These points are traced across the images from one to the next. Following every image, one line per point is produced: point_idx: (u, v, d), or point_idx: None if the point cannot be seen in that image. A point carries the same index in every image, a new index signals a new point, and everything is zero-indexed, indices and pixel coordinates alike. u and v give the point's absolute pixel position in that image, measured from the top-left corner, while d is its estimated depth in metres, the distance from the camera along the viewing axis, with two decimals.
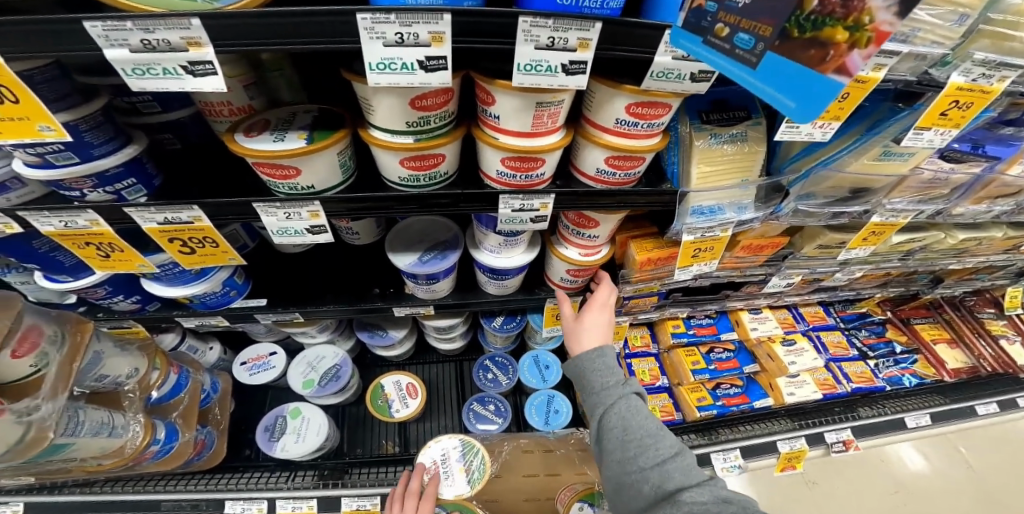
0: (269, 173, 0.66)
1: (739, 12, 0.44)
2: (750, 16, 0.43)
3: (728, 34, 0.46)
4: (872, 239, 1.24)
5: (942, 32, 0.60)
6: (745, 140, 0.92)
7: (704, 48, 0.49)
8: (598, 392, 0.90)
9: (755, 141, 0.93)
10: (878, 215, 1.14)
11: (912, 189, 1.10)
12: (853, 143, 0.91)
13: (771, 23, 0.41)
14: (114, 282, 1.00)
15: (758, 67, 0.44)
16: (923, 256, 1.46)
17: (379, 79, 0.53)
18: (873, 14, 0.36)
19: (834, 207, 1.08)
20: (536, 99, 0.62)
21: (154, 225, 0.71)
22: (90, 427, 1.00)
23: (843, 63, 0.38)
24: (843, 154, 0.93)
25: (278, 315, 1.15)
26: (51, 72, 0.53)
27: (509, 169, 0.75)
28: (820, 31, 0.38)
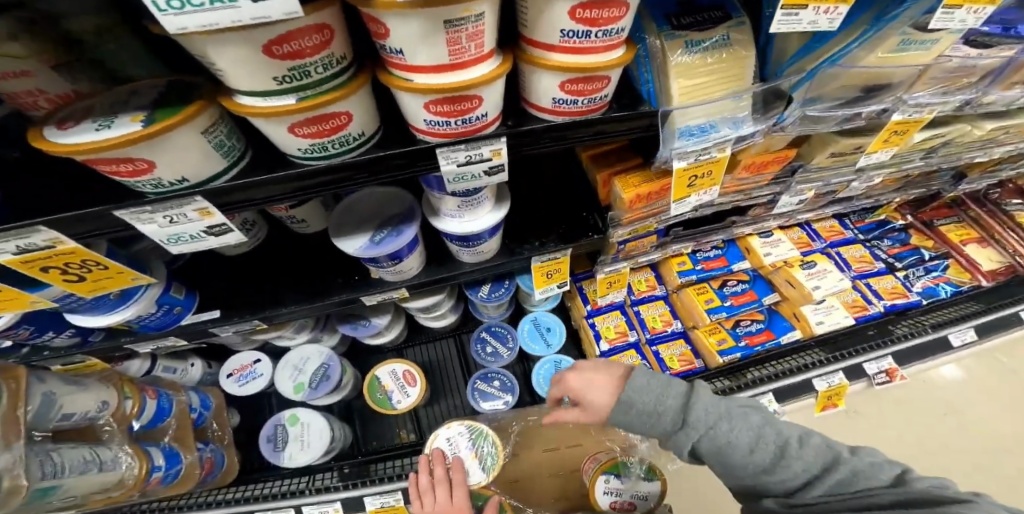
0: (115, 172, 0.49)
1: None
2: None
3: None
4: (894, 139, 1.01)
5: None
6: (728, 45, 0.73)
7: None
8: None
9: (742, 44, 0.74)
10: (900, 113, 0.92)
11: (938, 80, 0.87)
12: (864, 34, 0.70)
13: None
14: (36, 319, 0.82)
15: None
16: (948, 150, 1.25)
17: (180, 22, 0.35)
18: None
19: (846, 109, 0.85)
20: (441, 16, 0.44)
21: (10, 256, 0.54)
22: (74, 467, 0.87)
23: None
24: (852, 47, 0.72)
25: (236, 325, 0.99)
26: None
27: (438, 117, 0.58)
28: None
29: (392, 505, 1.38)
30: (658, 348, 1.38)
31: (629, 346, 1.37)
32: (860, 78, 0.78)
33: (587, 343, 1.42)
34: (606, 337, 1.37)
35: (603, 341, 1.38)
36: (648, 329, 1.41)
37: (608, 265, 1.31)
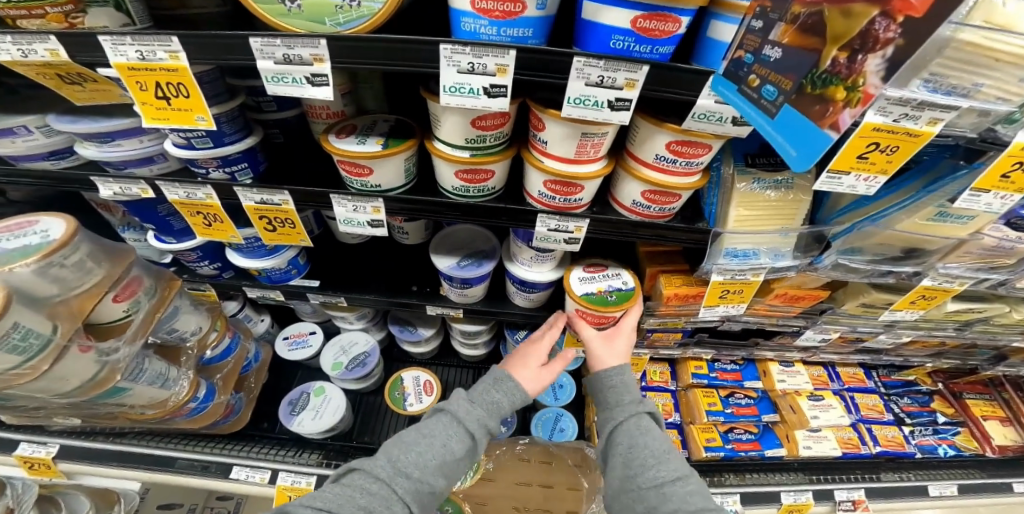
0: (348, 170, 0.78)
1: (772, 65, 0.44)
2: (778, 70, 0.44)
3: (758, 84, 0.46)
4: (921, 303, 0.97)
5: (1013, 88, 0.50)
6: (789, 189, 0.79)
7: (735, 96, 0.49)
8: (613, 408, 0.95)
9: (802, 190, 0.80)
10: (929, 278, 0.89)
11: (976, 255, 0.83)
12: (905, 200, 0.73)
13: (793, 79, 0.43)
14: (207, 248, 1.07)
15: (775, 117, 0.45)
16: (984, 327, 1.15)
17: (450, 100, 0.62)
18: (867, 78, 0.39)
19: (884, 265, 0.86)
20: (581, 129, 0.66)
21: (252, 203, 0.82)
22: (150, 376, 0.98)
23: (837, 120, 0.41)
24: (893, 211, 0.75)
25: (326, 298, 1.19)
26: (213, 74, 0.66)
27: (550, 191, 0.79)
28: (827, 90, 0.41)
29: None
30: None
31: None
32: (897, 239, 0.80)
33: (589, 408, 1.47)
34: None
35: None
36: None
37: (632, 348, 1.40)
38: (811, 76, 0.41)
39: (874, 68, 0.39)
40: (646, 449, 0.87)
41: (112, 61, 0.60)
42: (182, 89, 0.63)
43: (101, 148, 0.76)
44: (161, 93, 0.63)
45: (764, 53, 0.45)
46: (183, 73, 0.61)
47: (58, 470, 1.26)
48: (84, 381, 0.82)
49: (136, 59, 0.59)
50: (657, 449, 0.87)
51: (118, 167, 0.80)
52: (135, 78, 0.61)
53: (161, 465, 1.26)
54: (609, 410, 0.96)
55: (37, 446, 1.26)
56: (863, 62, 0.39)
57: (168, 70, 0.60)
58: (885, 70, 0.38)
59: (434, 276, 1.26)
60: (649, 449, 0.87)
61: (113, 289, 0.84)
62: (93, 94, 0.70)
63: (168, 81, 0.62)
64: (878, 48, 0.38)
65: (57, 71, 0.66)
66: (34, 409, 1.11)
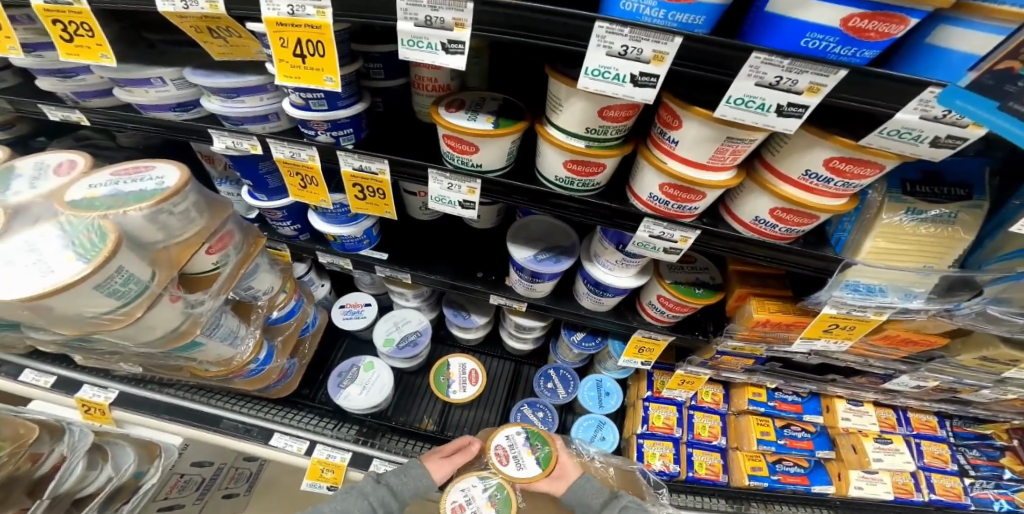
0: (451, 146, 0.73)
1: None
2: None
3: None
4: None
5: None
6: (951, 222, 0.69)
7: (1001, 117, 0.36)
8: None
9: (964, 226, 0.69)
10: None
11: None
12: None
13: None
14: (292, 209, 1.05)
15: None
16: None
17: (589, 84, 0.55)
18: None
19: None
20: (727, 132, 0.59)
21: (350, 169, 0.78)
22: (223, 332, 0.98)
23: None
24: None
25: (392, 272, 1.17)
26: (343, 36, 0.61)
27: (664, 195, 0.72)
28: None
29: None
30: (694, 451, 1.37)
31: (668, 438, 1.37)
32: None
33: (631, 419, 1.44)
34: (651, 422, 1.38)
35: (647, 425, 1.38)
36: (693, 432, 1.39)
37: (693, 366, 1.33)
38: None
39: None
40: None
41: (263, 15, 0.56)
42: (318, 48, 0.58)
43: (224, 103, 0.73)
44: (299, 50, 0.59)
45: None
46: (324, 31, 0.56)
47: (111, 417, 1.30)
48: (167, 331, 0.81)
49: (287, 14, 0.56)
50: None
51: (234, 122, 0.78)
52: (279, 33, 0.57)
53: (205, 423, 1.29)
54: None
55: (98, 391, 1.31)
56: None
57: (312, 27, 0.56)
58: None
59: (502, 266, 1.21)
60: None
61: (209, 241, 0.83)
62: (231, 48, 0.67)
63: (308, 38, 0.57)
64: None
65: (207, 24, 0.63)
66: (108, 354, 1.15)
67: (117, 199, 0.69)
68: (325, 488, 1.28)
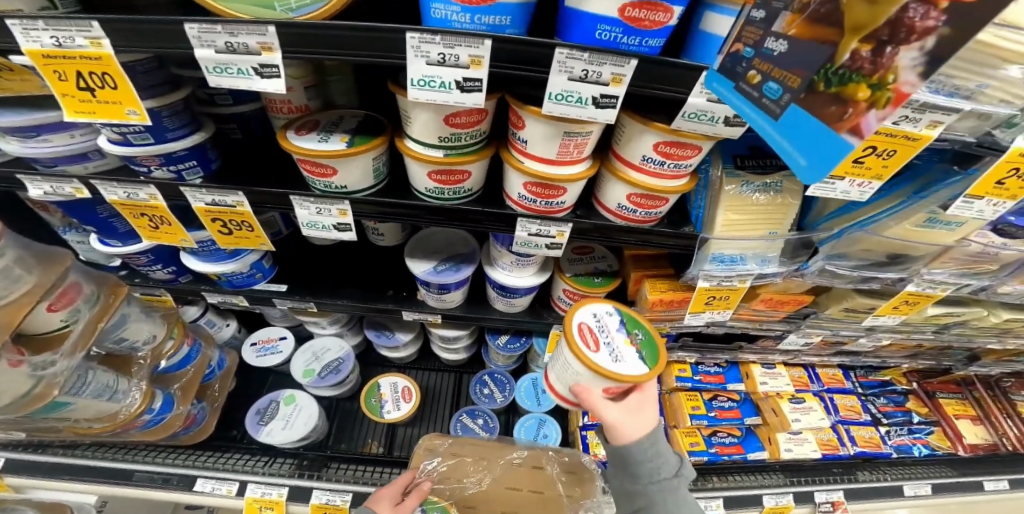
0: (310, 170, 0.71)
1: (776, 60, 0.39)
2: (784, 67, 0.38)
3: (759, 81, 0.41)
4: (904, 308, 0.96)
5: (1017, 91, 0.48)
6: (778, 192, 0.76)
7: (732, 94, 0.44)
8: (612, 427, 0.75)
9: (789, 194, 0.77)
10: (914, 284, 0.87)
11: (960, 260, 0.81)
12: (897, 206, 0.71)
13: (802, 74, 0.36)
14: (158, 251, 0.99)
15: (779, 119, 0.38)
16: (962, 330, 1.16)
17: (419, 94, 0.56)
18: (898, 74, 0.35)
19: (866, 271, 0.83)
20: (564, 128, 0.62)
21: (202, 205, 0.75)
22: (95, 389, 0.90)
23: (858, 123, 0.35)
24: (882, 217, 0.72)
25: (295, 303, 1.12)
26: (148, 64, 0.59)
27: (531, 194, 0.74)
28: (844, 88, 0.35)
29: (338, 506, 1.20)
30: None
31: None
32: (884, 246, 0.77)
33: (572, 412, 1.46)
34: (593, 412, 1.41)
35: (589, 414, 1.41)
36: None
37: None
38: (823, 72, 0.35)
39: (909, 62, 0.34)
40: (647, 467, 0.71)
41: (24, 48, 0.52)
42: (108, 80, 0.55)
43: (23, 144, 0.67)
44: (84, 83, 0.55)
45: (766, 46, 0.40)
46: (108, 62, 0.53)
47: (4, 486, 1.17)
48: (14, 397, 0.75)
49: (53, 46, 0.52)
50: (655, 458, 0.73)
51: (47, 165, 0.72)
52: (52, 66, 0.54)
53: (118, 478, 1.17)
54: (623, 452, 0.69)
55: None
56: (893, 55, 0.34)
57: (91, 59, 0.53)
58: (923, 65, 0.33)
59: (411, 281, 1.19)
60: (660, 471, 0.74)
61: (48, 297, 0.76)
62: (13, 83, 0.62)
63: (92, 70, 0.54)
64: (913, 39, 0.33)
65: None
66: None
67: None
68: None
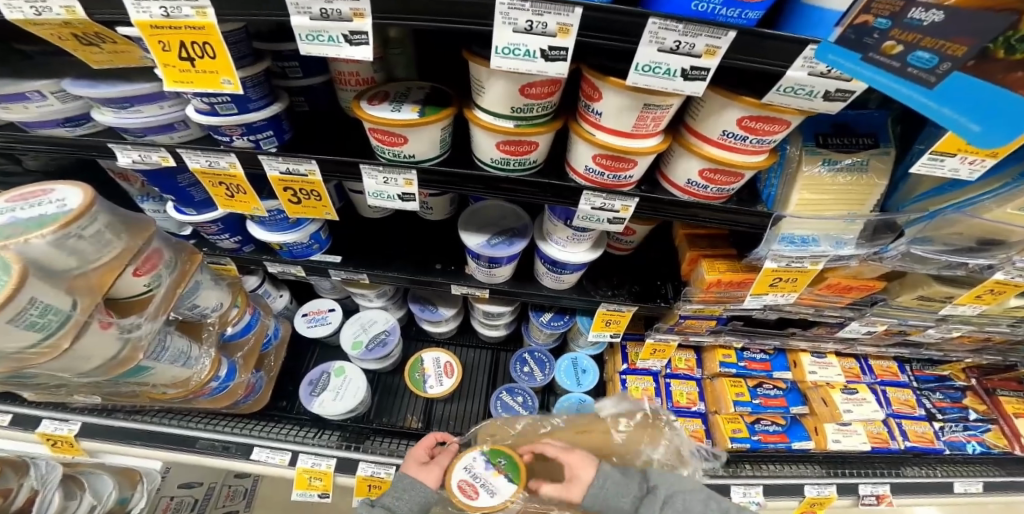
0: (380, 139, 0.72)
1: (928, 31, 0.36)
2: (938, 36, 0.35)
3: (898, 52, 0.38)
4: (988, 297, 0.89)
5: None
6: (864, 171, 0.73)
7: (865, 68, 0.41)
8: None
9: (877, 173, 0.73)
10: (1004, 272, 0.80)
11: None
12: (999, 189, 0.66)
13: (969, 44, 0.34)
14: (228, 220, 1.03)
15: (934, 87, 0.37)
16: None
17: (501, 63, 0.55)
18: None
19: (953, 257, 0.78)
20: (644, 100, 0.60)
21: (277, 173, 0.78)
22: (171, 354, 0.97)
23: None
24: (983, 199, 0.67)
25: (349, 274, 1.16)
26: (240, 35, 0.60)
27: (599, 166, 0.73)
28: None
29: (382, 479, 1.26)
30: (675, 419, 1.40)
31: (649, 409, 1.39)
32: (976, 229, 0.72)
33: (612, 393, 1.45)
34: (631, 394, 1.40)
35: None
36: (672, 400, 1.41)
37: (661, 333, 1.35)
38: (1001, 40, 0.33)
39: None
40: None
41: (134, 19, 0.54)
42: (208, 49, 0.57)
43: (117, 115, 0.70)
44: (186, 53, 0.57)
45: (909, 17, 0.36)
46: (211, 31, 0.55)
47: (81, 448, 1.27)
48: (105, 359, 0.81)
49: (161, 16, 0.53)
50: None
51: (137, 134, 0.75)
52: (158, 37, 0.56)
53: (181, 444, 1.26)
54: None
55: (59, 424, 1.27)
56: None
57: (194, 28, 0.54)
58: None
59: (459, 255, 1.21)
60: None
61: (134, 263, 0.82)
62: (113, 56, 0.65)
63: (194, 40, 0.56)
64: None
65: (73, 31, 0.59)
66: (56, 387, 1.11)
67: (16, 228, 0.67)
68: (317, 496, 1.28)
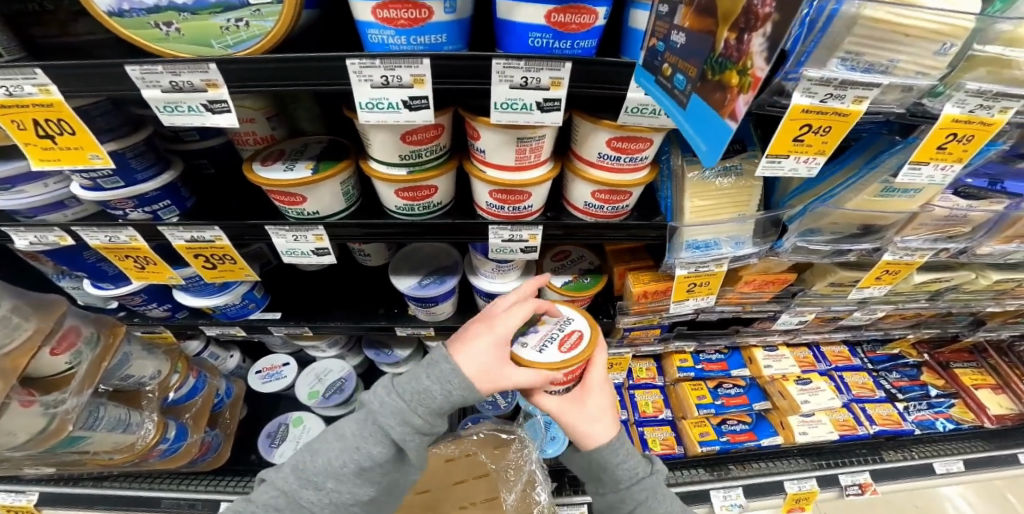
0: (281, 199, 0.74)
1: (678, 52, 0.44)
2: (683, 58, 0.43)
3: (670, 74, 0.45)
4: (887, 278, 0.94)
5: (927, 61, 0.49)
6: (740, 175, 0.78)
7: (656, 88, 0.48)
8: (613, 468, 0.75)
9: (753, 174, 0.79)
10: (889, 253, 0.86)
11: (930, 226, 0.80)
12: (849, 179, 0.72)
13: (695, 65, 0.41)
14: (150, 291, 1.02)
15: (686, 107, 0.43)
16: (955, 296, 1.11)
17: (369, 117, 0.58)
18: (754, 60, 0.35)
19: (843, 244, 0.83)
20: (516, 135, 0.63)
21: (183, 242, 0.78)
22: (109, 422, 0.94)
23: (733, 108, 0.37)
24: (839, 190, 0.73)
25: (289, 329, 1.15)
26: (104, 108, 0.62)
27: (497, 201, 0.76)
28: (724, 76, 0.38)
29: None
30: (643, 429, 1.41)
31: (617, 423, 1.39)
32: (851, 218, 0.77)
33: None
34: None
35: None
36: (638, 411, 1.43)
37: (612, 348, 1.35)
38: (709, 60, 0.40)
39: (759, 48, 0.35)
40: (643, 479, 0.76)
41: None
42: (65, 126, 0.58)
43: None
44: (43, 131, 0.58)
45: (672, 42, 0.45)
46: (59, 108, 0.56)
47: None
48: (33, 434, 0.79)
49: (5, 95, 0.55)
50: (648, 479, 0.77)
51: (28, 215, 0.75)
52: (9, 116, 0.57)
53: (146, 505, 1.22)
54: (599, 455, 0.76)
55: (17, 494, 1.24)
56: (749, 41, 0.36)
57: (42, 105, 0.56)
58: (766, 50, 0.34)
59: (401, 296, 1.21)
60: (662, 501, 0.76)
61: (49, 342, 0.80)
62: None
63: (49, 117, 0.57)
64: (760, 25, 0.35)
65: None
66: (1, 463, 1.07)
67: None
68: None
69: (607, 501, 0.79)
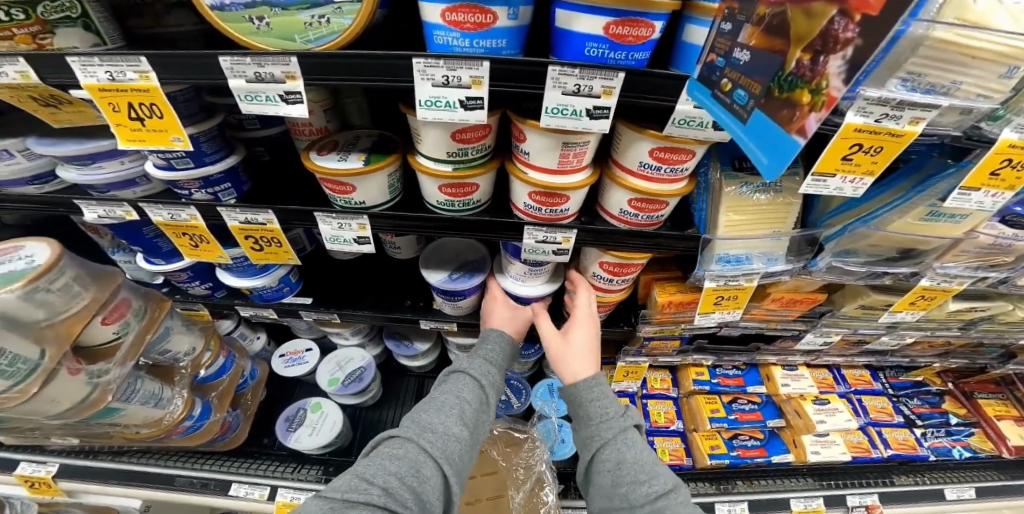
0: (332, 188, 0.78)
1: (742, 68, 0.46)
2: (748, 74, 0.45)
3: (730, 89, 0.47)
4: (923, 303, 0.94)
5: (991, 85, 0.49)
6: (779, 191, 0.78)
7: (710, 101, 0.50)
8: (597, 425, 0.84)
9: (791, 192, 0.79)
10: (927, 278, 0.85)
11: (970, 253, 0.80)
12: (894, 201, 0.72)
13: (761, 82, 0.44)
14: (196, 269, 1.07)
15: (747, 122, 0.45)
16: (988, 326, 1.09)
17: (427, 114, 0.61)
18: (830, 81, 0.38)
19: (878, 266, 0.83)
20: (562, 139, 0.66)
21: (237, 223, 0.82)
22: (143, 396, 0.99)
23: (804, 125, 0.40)
24: (883, 211, 0.73)
25: (320, 314, 1.18)
26: (188, 94, 0.66)
27: (535, 203, 0.78)
28: (794, 94, 0.41)
29: None
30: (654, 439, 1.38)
31: None
32: (890, 239, 0.77)
33: None
34: None
35: None
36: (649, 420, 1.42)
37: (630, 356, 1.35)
38: (778, 78, 0.42)
39: (836, 69, 0.38)
40: (631, 457, 0.80)
41: (83, 83, 0.60)
42: (155, 110, 0.63)
43: (80, 172, 0.76)
44: (135, 113, 0.63)
45: (734, 58, 0.47)
46: (154, 94, 0.61)
47: (59, 489, 1.29)
48: (74, 403, 0.83)
49: (108, 79, 0.60)
50: (642, 460, 0.80)
51: (101, 191, 0.81)
52: (107, 98, 0.62)
53: (160, 483, 1.26)
54: (591, 428, 0.85)
55: (37, 466, 1.29)
56: (825, 63, 0.39)
57: (138, 90, 0.60)
58: (847, 72, 0.37)
59: (428, 291, 1.24)
60: (657, 483, 0.78)
61: (102, 312, 0.84)
62: (72, 115, 0.71)
63: (140, 101, 0.62)
64: (839, 48, 0.38)
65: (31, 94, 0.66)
66: (31, 430, 1.11)
67: None
68: None
69: (605, 494, 0.81)
